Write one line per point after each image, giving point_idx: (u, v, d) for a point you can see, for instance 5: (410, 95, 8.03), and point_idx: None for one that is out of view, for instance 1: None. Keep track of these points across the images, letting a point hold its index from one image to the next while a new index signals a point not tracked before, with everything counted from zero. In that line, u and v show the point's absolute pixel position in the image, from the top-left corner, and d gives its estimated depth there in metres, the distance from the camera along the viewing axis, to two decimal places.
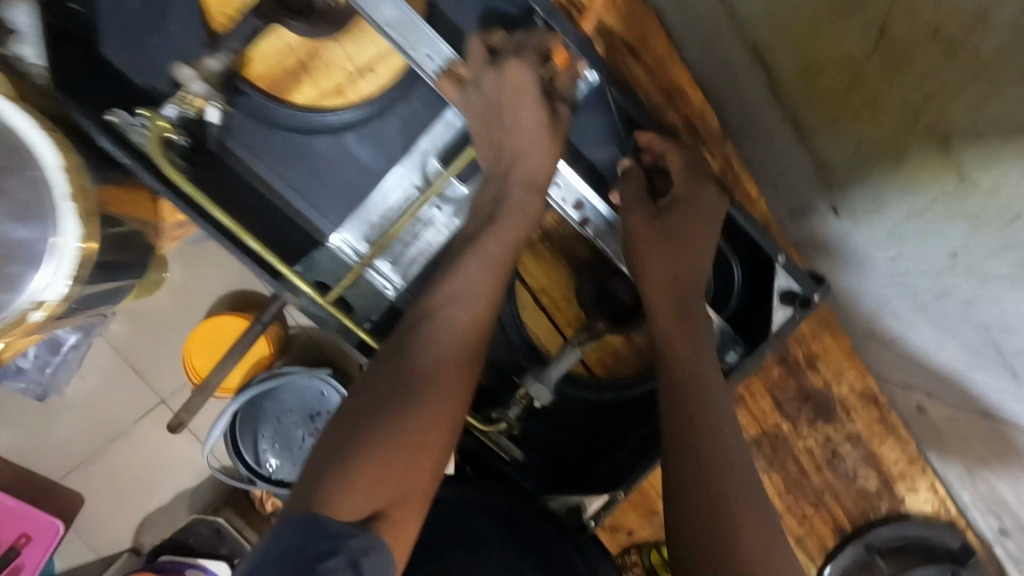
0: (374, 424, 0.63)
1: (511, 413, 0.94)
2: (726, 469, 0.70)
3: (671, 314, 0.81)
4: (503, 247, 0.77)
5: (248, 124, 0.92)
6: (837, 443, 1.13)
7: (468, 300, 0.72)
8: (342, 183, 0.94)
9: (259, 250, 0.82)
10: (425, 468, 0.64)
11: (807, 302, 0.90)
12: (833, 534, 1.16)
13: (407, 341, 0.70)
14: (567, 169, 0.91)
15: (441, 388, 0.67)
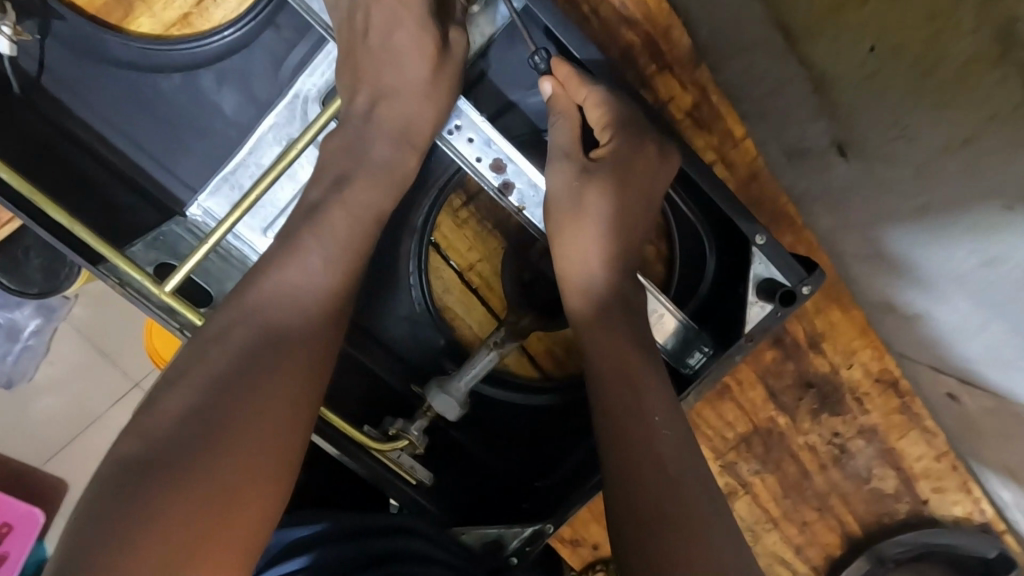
0: (156, 488, 0.42)
1: (414, 428, 0.72)
2: (682, 499, 0.51)
3: (598, 303, 0.63)
4: (359, 229, 0.59)
5: (69, 57, 0.71)
6: (846, 438, 0.92)
7: (306, 302, 0.53)
8: (199, 136, 0.74)
9: (66, 223, 0.61)
10: (251, 523, 0.44)
11: (791, 298, 0.70)
12: (842, 543, 0.96)
13: (215, 356, 0.48)
14: (483, 119, 0.68)
15: (263, 425, 0.46)
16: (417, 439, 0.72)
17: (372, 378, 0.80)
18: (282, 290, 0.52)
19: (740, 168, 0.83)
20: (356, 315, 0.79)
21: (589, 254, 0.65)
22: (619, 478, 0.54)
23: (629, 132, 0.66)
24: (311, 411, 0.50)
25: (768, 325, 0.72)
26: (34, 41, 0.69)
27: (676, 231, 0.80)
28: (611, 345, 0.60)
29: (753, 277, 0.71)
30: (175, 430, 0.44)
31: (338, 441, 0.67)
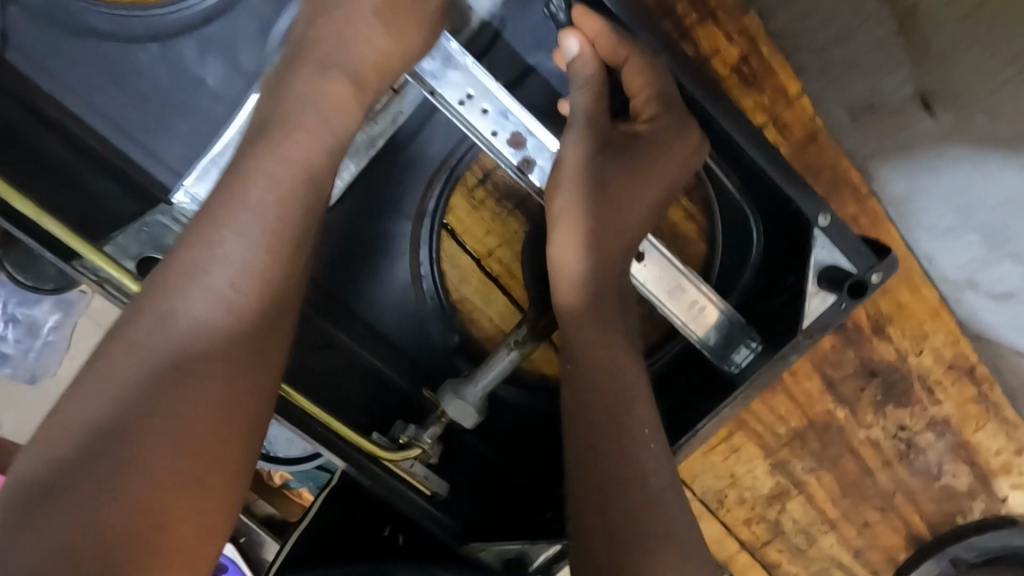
0: (44, 536, 0.33)
1: (426, 436, 0.67)
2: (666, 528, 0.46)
3: (603, 295, 0.56)
4: (290, 192, 0.45)
5: (32, 24, 0.63)
6: (914, 432, 0.82)
7: (227, 290, 0.41)
8: (185, 117, 0.68)
9: (31, 214, 0.55)
10: (191, 530, 0.37)
11: (861, 288, 0.60)
12: (906, 545, 0.87)
13: (115, 362, 0.38)
14: (498, 86, 0.60)
15: (178, 446, 0.37)
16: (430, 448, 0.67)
17: (374, 375, 0.73)
18: (199, 273, 0.41)
19: (794, 131, 0.72)
20: (349, 298, 0.73)
21: (580, 226, 0.56)
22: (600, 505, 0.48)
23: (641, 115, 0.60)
24: (248, 424, 0.40)
25: (831, 321, 0.61)
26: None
27: (718, 210, 0.71)
28: (603, 355, 0.53)
29: (814, 263, 0.61)
30: (68, 461, 0.35)
31: (348, 455, 0.62)
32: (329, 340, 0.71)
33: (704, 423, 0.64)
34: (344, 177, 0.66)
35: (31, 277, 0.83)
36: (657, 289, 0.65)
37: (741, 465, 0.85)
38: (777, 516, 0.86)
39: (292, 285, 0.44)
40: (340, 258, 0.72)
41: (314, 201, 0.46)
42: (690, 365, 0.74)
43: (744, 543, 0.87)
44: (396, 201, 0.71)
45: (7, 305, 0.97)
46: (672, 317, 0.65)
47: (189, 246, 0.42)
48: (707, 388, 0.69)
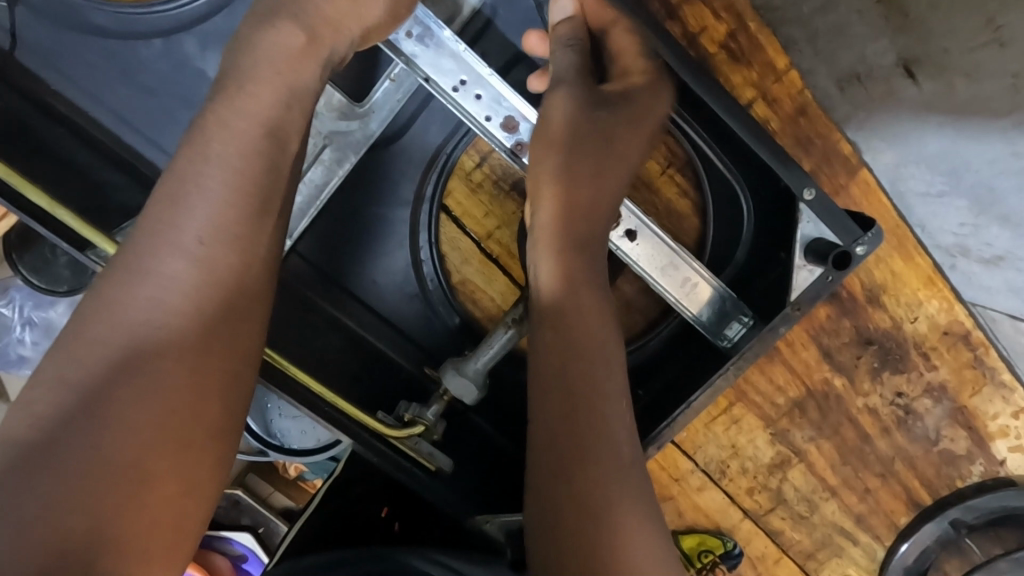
0: (50, 473, 0.38)
1: (429, 412, 0.70)
2: (623, 498, 0.46)
3: (581, 268, 0.55)
4: (249, 147, 0.48)
5: (45, 25, 0.68)
6: (912, 398, 0.84)
7: (195, 245, 0.45)
8: (187, 108, 0.71)
9: (46, 206, 0.59)
10: (179, 476, 0.41)
11: (847, 259, 0.61)
12: (907, 510, 0.88)
13: (95, 320, 0.42)
14: (490, 73, 0.62)
15: (161, 396, 0.41)
16: (433, 424, 0.70)
17: (376, 358, 0.76)
18: (170, 235, 0.45)
19: (784, 104, 0.73)
20: (347, 278, 0.76)
21: (562, 190, 0.57)
22: (553, 470, 0.48)
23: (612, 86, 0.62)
24: (223, 371, 0.44)
25: (818, 292, 0.63)
26: (3, 10, 0.67)
27: (709, 185, 0.73)
28: (576, 325, 0.52)
29: (801, 237, 0.62)
30: (60, 409, 0.40)
31: (355, 432, 0.64)
32: (334, 322, 0.75)
33: (698, 395, 0.67)
34: (346, 168, 0.69)
35: (43, 278, 0.87)
36: (648, 266, 0.66)
37: (743, 436, 0.87)
38: (778, 485, 0.88)
39: (262, 241, 0.48)
40: (345, 248, 0.75)
41: (275, 162, 0.49)
42: (687, 340, 0.75)
43: (748, 511, 0.90)
44: (385, 187, 0.74)
45: (23, 308, 0.95)
46: (665, 294, 0.67)
47: (156, 209, 0.46)
48: (704, 359, 0.71)
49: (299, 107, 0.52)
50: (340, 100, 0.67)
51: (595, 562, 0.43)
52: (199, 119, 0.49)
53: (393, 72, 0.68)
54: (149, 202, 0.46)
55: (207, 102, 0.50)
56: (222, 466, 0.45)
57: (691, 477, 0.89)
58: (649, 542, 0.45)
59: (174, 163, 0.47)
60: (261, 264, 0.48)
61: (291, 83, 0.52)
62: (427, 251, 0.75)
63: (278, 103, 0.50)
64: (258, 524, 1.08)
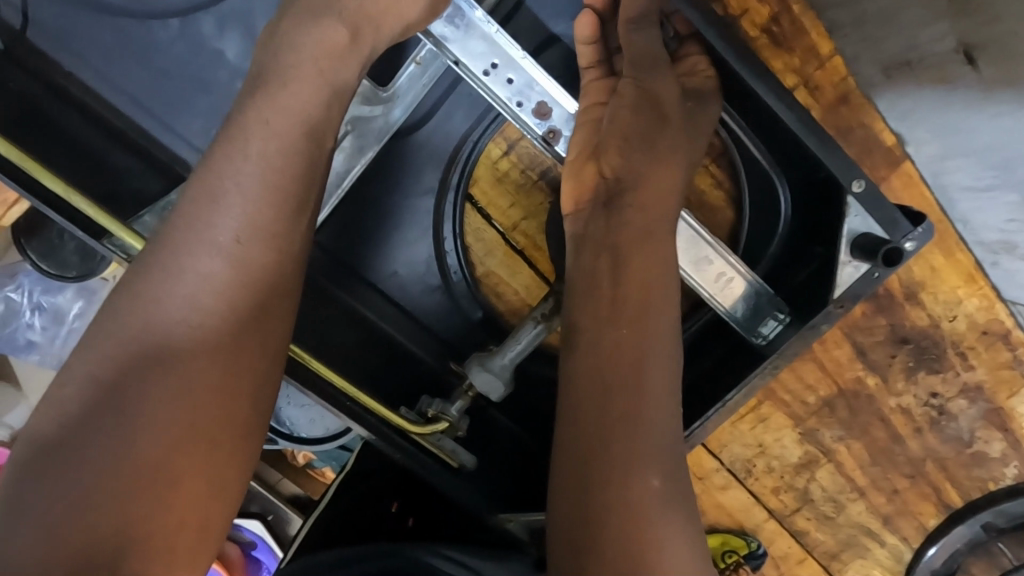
0: (81, 470, 0.37)
1: (453, 408, 0.68)
2: (666, 503, 0.45)
3: (649, 259, 0.52)
4: (290, 147, 0.47)
5: (56, 3, 0.65)
6: (946, 398, 0.81)
7: (229, 241, 0.43)
8: (204, 92, 0.69)
9: (61, 193, 0.56)
10: (207, 478, 0.40)
11: (897, 256, 0.57)
12: (937, 512, 0.86)
13: (125, 316, 0.41)
14: (523, 56, 0.58)
15: (192, 396, 0.41)
16: (458, 421, 0.68)
17: (398, 352, 0.74)
18: (203, 230, 0.43)
19: (826, 92, 0.70)
20: (367, 269, 0.73)
21: (607, 179, 0.59)
22: (592, 473, 0.46)
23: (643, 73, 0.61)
24: (252, 371, 0.43)
25: (863, 290, 0.60)
26: None
27: (745, 176, 0.70)
28: (621, 327, 0.50)
29: (847, 232, 0.60)
30: (90, 406, 0.39)
31: (378, 429, 0.63)
32: (354, 315, 0.73)
33: (732, 395, 0.64)
34: (369, 156, 0.66)
35: (52, 264, 0.85)
36: (683, 260, 0.64)
37: (770, 434, 0.85)
38: (805, 485, 0.86)
39: (295, 238, 0.47)
40: (368, 238, 0.72)
41: (311, 161, 0.48)
42: (717, 336, 0.72)
43: (773, 511, 0.88)
44: (409, 177, 0.71)
45: (32, 293, 0.93)
46: (698, 289, 0.65)
47: (188, 203, 0.44)
48: (737, 357, 0.69)
49: (339, 105, 0.51)
50: (372, 90, 0.64)
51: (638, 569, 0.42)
52: (236, 113, 0.48)
53: (419, 55, 0.65)
54: (182, 196, 0.45)
55: (246, 98, 0.48)
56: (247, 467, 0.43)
57: (716, 476, 0.87)
58: (687, 548, 0.43)
59: (209, 157, 0.46)
60: (293, 259, 0.46)
61: (332, 78, 0.51)
62: (451, 243, 0.73)
63: (320, 102, 0.50)
64: (268, 512, 1.07)
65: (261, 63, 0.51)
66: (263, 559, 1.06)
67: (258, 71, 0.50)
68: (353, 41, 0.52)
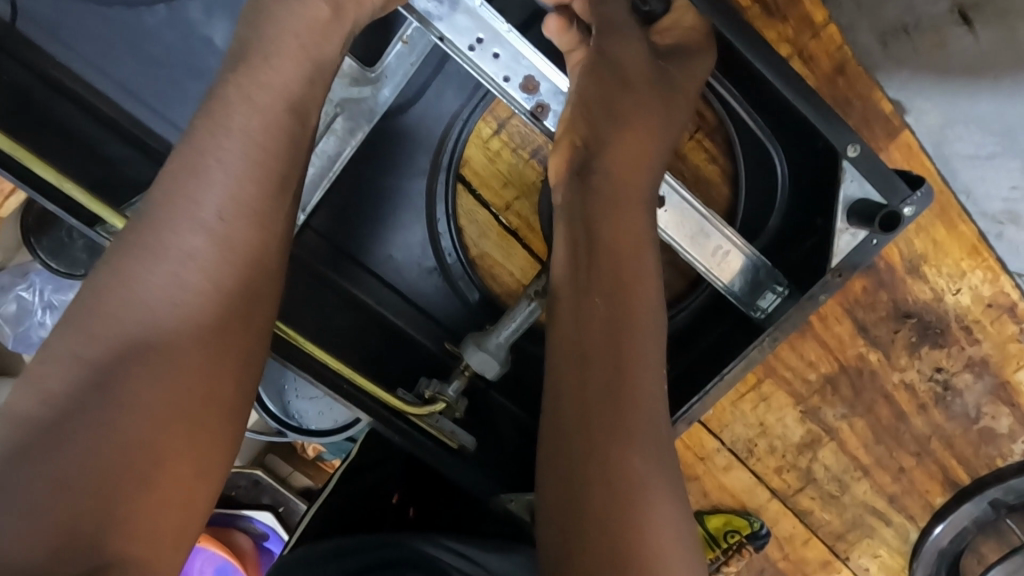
0: (63, 449, 0.37)
1: (450, 389, 0.68)
2: (657, 481, 0.44)
3: (620, 228, 0.51)
4: (273, 123, 0.47)
5: None
6: (951, 374, 0.80)
7: (213, 219, 0.44)
8: (196, 78, 0.69)
9: (54, 181, 0.57)
10: (194, 454, 0.41)
11: (894, 220, 0.57)
12: (944, 490, 0.85)
13: (107, 296, 0.41)
14: (509, 30, 0.58)
15: (178, 375, 0.41)
16: (455, 402, 0.68)
17: (395, 334, 0.74)
18: (186, 211, 0.43)
19: (821, 62, 0.69)
20: (360, 253, 0.73)
21: (578, 149, 0.56)
22: (581, 449, 0.45)
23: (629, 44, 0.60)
24: (236, 351, 0.44)
25: (861, 258, 0.60)
26: None
27: (741, 149, 0.68)
28: (603, 303, 0.49)
29: (844, 198, 0.59)
30: (75, 384, 0.39)
31: (375, 410, 0.63)
32: (351, 299, 0.73)
33: (731, 367, 0.64)
34: (359, 138, 0.66)
35: (59, 262, 0.86)
36: (678, 234, 0.63)
37: (772, 413, 0.84)
38: (808, 464, 0.85)
39: (279, 217, 0.47)
40: (361, 221, 0.72)
41: (291, 139, 0.48)
42: (716, 312, 0.72)
43: (775, 491, 0.87)
44: (401, 157, 0.71)
45: (43, 292, 0.93)
46: (695, 263, 0.64)
47: (168, 180, 0.44)
48: (736, 333, 0.68)
49: (321, 82, 0.51)
50: (361, 74, 0.64)
51: (630, 552, 0.42)
52: (216, 89, 0.47)
53: (406, 33, 0.63)
54: (163, 175, 0.45)
55: (224, 75, 0.48)
56: (233, 443, 0.44)
57: (717, 456, 0.86)
58: (679, 522, 0.44)
59: (189, 134, 0.46)
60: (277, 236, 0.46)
61: (316, 54, 0.51)
62: (445, 223, 0.73)
63: (301, 78, 0.49)
64: (279, 504, 1.07)
65: (243, 40, 0.50)
66: (274, 549, 1.07)
67: (239, 48, 0.50)
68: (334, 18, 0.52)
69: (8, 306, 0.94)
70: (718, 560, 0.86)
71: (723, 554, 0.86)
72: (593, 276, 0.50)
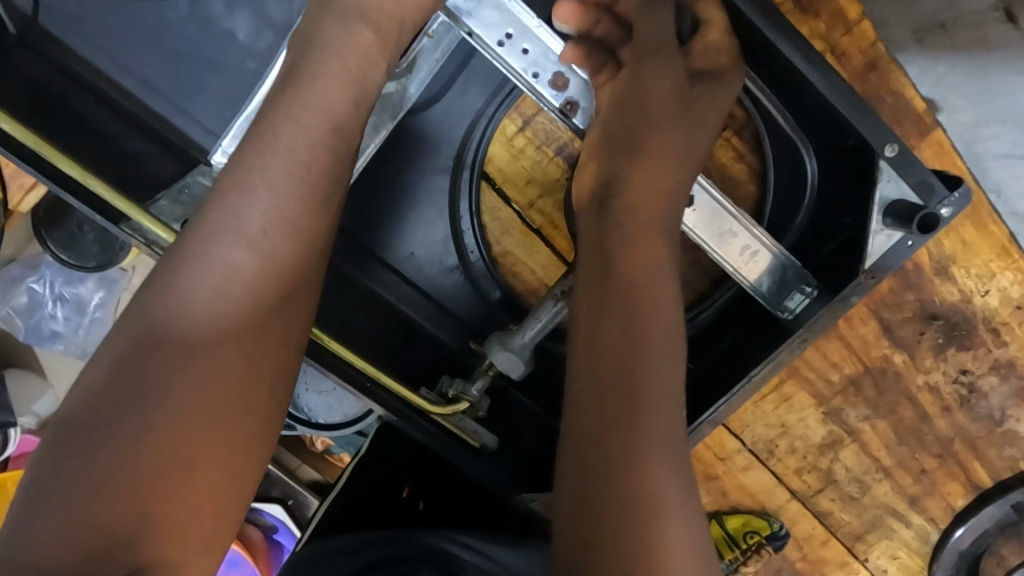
0: (99, 454, 0.37)
1: (474, 389, 0.68)
2: (682, 489, 0.44)
3: (642, 237, 0.51)
4: (305, 125, 0.46)
5: None
6: (977, 376, 0.79)
7: (254, 229, 0.43)
8: (217, 73, 0.68)
9: (78, 176, 0.56)
10: (224, 463, 0.41)
11: (933, 222, 0.55)
12: (966, 493, 0.84)
13: (148, 299, 0.41)
14: (538, 25, 0.57)
15: (214, 382, 0.41)
16: (477, 401, 0.67)
17: (418, 333, 0.74)
18: (227, 219, 0.43)
19: (853, 59, 0.67)
20: (383, 250, 0.72)
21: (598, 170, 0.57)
22: (609, 454, 0.44)
23: (655, 37, 0.58)
24: (269, 358, 0.43)
25: (895, 260, 0.59)
26: None
27: (770, 148, 0.68)
28: (628, 312, 0.48)
29: (879, 199, 0.58)
30: (111, 389, 0.39)
31: (398, 408, 0.63)
32: (375, 298, 0.72)
33: (759, 370, 0.62)
34: (383, 135, 0.63)
35: (71, 255, 0.86)
36: (706, 233, 0.62)
37: (793, 414, 0.83)
38: (829, 465, 0.85)
39: (320, 231, 0.46)
40: (384, 218, 0.71)
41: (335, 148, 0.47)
42: (742, 311, 0.71)
43: (795, 492, 0.86)
44: (427, 154, 0.70)
45: (55, 284, 0.92)
46: (722, 263, 0.63)
47: (221, 192, 0.44)
48: (762, 331, 0.67)
49: (367, 100, 0.50)
50: (402, 81, 0.63)
51: (649, 555, 0.41)
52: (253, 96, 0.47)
53: (431, 28, 0.62)
54: (212, 189, 0.45)
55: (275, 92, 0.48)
56: (266, 450, 0.44)
57: (737, 456, 0.86)
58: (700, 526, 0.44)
59: (244, 144, 0.46)
60: (312, 241, 0.45)
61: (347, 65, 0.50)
62: (469, 222, 0.72)
63: (345, 88, 0.48)
64: (289, 496, 1.08)
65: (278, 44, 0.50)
66: (285, 543, 1.06)
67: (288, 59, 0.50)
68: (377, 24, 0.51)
69: (18, 299, 0.92)
70: (736, 561, 0.87)
71: (741, 554, 0.86)
72: (624, 279, 0.49)
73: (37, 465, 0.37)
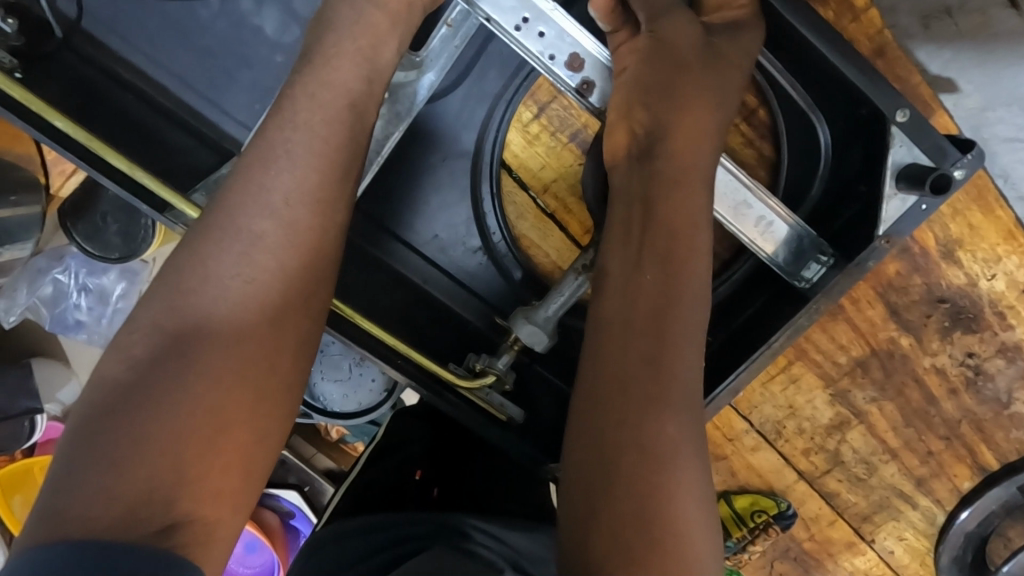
0: (139, 414, 0.40)
1: (500, 363, 0.70)
2: (691, 451, 0.46)
3: (666, 201, 0.53)
4: (336, 113, 0.50)
5: None
6: (983, 359, 0.81)
7: (279, 205, 0.46)
8: (247, 68, 0.71)
9: (126, 169, 0.59)
10: (253, 422, 0.43)
11: (946, 183, 0.57)
12: (972, 475, 0.85)
13: (185, 273, 0.44)
14: (553, 8, 0.59)
15: (242, 345, 0.44)
16: (504, 374, 0.70)
17: (442, 310, 0.76)
18: (258, 194, 0.46)
19: (861, 44, 0.69)
20: (405, 233, 0.75)
21: (637, 136, 0.58)
22: (622, 416, 0.46)
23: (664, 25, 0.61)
24: (293, 329, 0.46)
25: (908, 223, 0.61)
26: None
27: (783, 121, 0.69)
28: (648, 277, 0.50)
29: (892, 163, 0.60)
30: (152, 354, 0.42)
31: (423, 381, 0.67)
32: (399, 279, 0.75)
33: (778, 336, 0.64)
34: (407, 122, 0.66)
35: (96, 246, 0.89)
36: (721, 207, 0.64)
37: (802, 394, 0.85)
38: (837, 446, 0.86)
39: (338, 206, 0.49)
40: (404, 202, 0.74)
41: (354, 130, 0.50)
42: (760, 281, 0.73)
43: (803, 473, 0.88)
44: (446, 140, 0.73)
45: (78, 275, 0.95)
46: (738, 235, 0.65)
47: (244, 169, 0.47)
48: (782, 301, 0.69)
49: (378, 82, 0.54)
50: (420, 69, 0.65)
51: (649, 520, 0.43)
52: (286, 84, 0.51)
53: (450, 16, 0.65)
54: (241, 166, 0.48)
55: (295, 75, 0.52)
56: (290, 410, 0.47)
57: (746, 437, 0.88)
58: (705, 503, 0.45)
59: (262, 127, 0.48)
60: (338, 214, 0.48)
61: (372, 55, 0.54)
62: (489, 203, 0.75)
63: (361, 78, 0.52)
64: (305, 483, 1.09)
65: (311, 34, 0.54)
66: (298, 527, 1.10)
67: (308, 51, 0.53)
68: (393, 25, 0.55)
69: (44, 289, 0.95)
70: (745, 539, 0.90)
71: (749, 532, 0.89)
72: (643, 253, 0.51)
73: (80, 425, 0.40)
